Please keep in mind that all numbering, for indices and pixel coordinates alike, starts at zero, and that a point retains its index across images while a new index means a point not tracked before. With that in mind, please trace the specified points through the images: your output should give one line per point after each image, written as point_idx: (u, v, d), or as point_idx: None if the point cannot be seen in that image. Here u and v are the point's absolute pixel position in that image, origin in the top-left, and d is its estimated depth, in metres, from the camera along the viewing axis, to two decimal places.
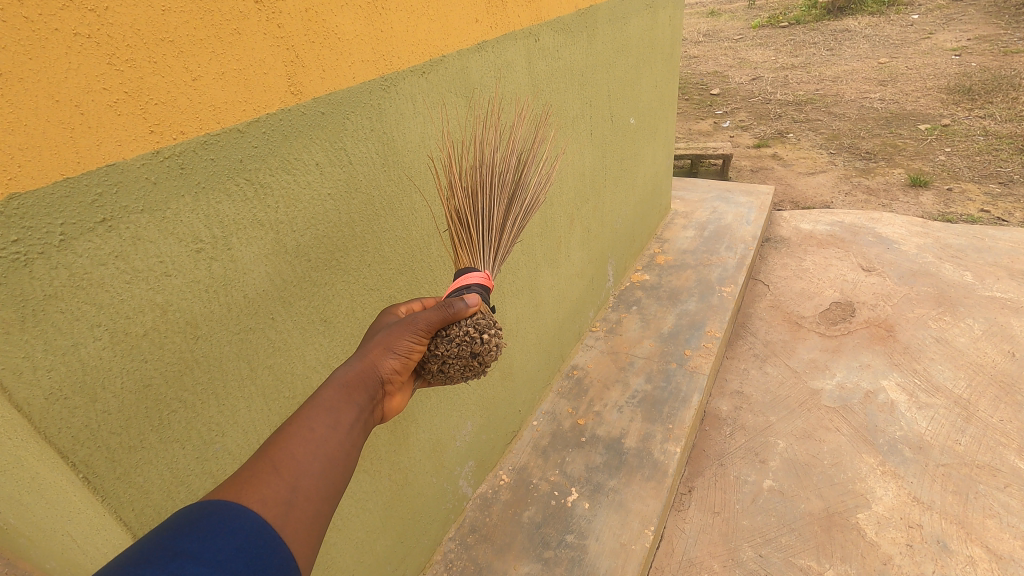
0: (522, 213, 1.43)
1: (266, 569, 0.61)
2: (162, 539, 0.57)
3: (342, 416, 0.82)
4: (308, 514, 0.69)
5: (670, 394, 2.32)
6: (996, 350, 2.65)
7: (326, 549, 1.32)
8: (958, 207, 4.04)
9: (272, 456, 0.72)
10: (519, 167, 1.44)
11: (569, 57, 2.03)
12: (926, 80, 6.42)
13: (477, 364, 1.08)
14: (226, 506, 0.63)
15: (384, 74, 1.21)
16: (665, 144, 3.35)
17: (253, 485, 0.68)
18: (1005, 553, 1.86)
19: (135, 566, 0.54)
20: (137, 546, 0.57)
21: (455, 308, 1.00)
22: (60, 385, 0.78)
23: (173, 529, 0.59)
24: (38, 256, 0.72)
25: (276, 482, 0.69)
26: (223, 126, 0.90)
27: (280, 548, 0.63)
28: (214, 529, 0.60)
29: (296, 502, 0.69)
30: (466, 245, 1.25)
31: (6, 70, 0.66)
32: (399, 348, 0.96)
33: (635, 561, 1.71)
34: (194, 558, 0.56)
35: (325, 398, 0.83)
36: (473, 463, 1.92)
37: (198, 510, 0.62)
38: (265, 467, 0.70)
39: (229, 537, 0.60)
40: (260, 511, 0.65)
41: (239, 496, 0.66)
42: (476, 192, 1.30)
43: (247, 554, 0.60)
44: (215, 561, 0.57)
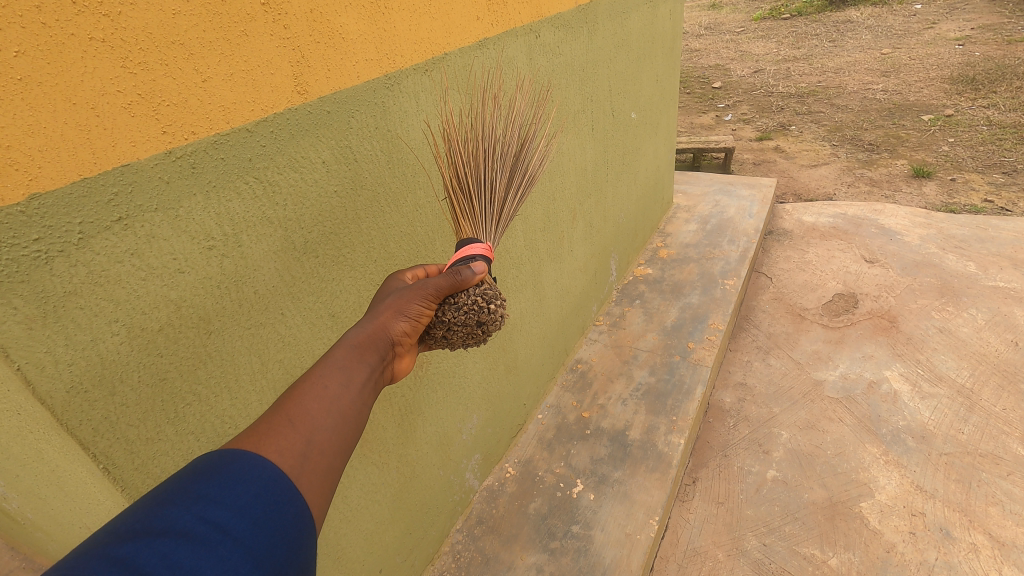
0: (522, 186, 1.45)
1: (282, 517, 0.62)
2: (185, 483, 0.60)
3: (354, 373, 0.84)
4: (322, 468, 0.71)
5: (674, 386, 2.34)
6: (999, 340, 2.65)
7: (336, 542, 1.35)
8: (961, 198, 4.04)
9: (287, 410, 0.74)
10: (521, 139, 1.45)
11: (570, 53, 2.05)
12: (929, 70, 6.41)
13: (480, 333, 1.10)
14: (245, 456, 0.65)
15: (387, 72, 1.23)
16: (665, 138, 3.33)
17: (269, 437, 0.69)
18: (1007, 540, 1.87)
19: (161, 506, 0.57)
20: (164, 488, 0.61)
21: (462, 276, 1.01)
22: (80, 378, 0.80)
23: (196, 474, 0.61)
24: (58, 254, 0.75)
25: (290, 434, 0.71)
26: (233, 126, 0.93)
27: (295, 499, 0.65)
28: (233, 477, 0.62)
29: (310, 456, 0.70)
30: (467, 214, 1.28)
31: (26, 75, 0.69)
32: (409, 311, 0.98)
33: (641, 550, 1.74)
34: (215, 502, 0.59)
35: (336, 357, 0.84)
36: (479, 456, 1.95)
37: (219, 458, 0.64)
38: (281, 420, 0.72)
39: (248, 485, 0.62)
40: (277, 462, 0.67)
41: (256, 446, 0.68)
42: (479, 162, 1.30)
43: (264, 502, 0.62)
44: (236, 506, 0.59)
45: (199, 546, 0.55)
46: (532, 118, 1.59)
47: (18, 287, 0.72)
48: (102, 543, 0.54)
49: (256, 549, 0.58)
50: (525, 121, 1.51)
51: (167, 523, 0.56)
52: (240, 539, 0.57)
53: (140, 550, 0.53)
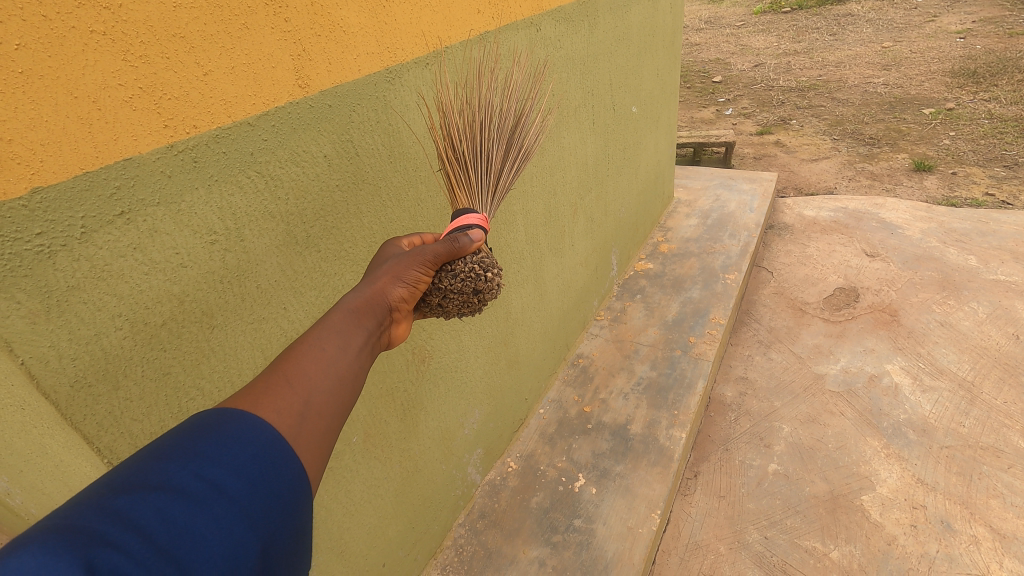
0: (518, 157, 1.41)
1: (280, 479, 0.61)
2: (181, 440, 0.59)
3: (351, 338, 0.81)
4: (320, 429, 0.70)
5: (675, 380, 2.35)
6: (1000, 333, 2.66)
7: (340, 535, 1.36)
8: (962, 191, 4.04)
9: (284, 370, 0.72)
10: (517, 115, 1.42)
11: (571, 46, 2.04)
12: (930, 63, 6.39)
13: (475, 302, 1.08)
14: (243, 416, 0.63)
15: (389, 66, 1.23)
16: (666, 132, 3.33)
17: (267, 396, 0.68)
18: (1008, 532, 1.88)
19: (156, 461, 0.56)
20: (159, 444, 0.59)
21: (461, 243, 1.00)
22: (84, 372, 0.80)
23: (192, 431, 0.60)
24: (61, 248, 0.75)
25: (289, 394, 0.69)
26: (234, 120, 0.92)
27: (292, 461, 0.63)
28: (230, 436, 0.61)
29: (308, 416, 0.69)
30: (463, 186, 1.24)
31: (28, 68, 0.69)
32: (407, 277, 0.94)
33: (643, 544, 1.74)
34: (212, 460, 0.58)
35: (334, 321, 0.81)
36: (481, 450, 1.95)
37: (216, 416, 0.63)
38: (278, 380, 0.70)
39: (245, 445, 0.61)
40: (276, 421, 0.65)
41: (255, 405, 0.66)
42: (475, 132, 1.27)
43: (262, 462, 0.61)
44: (232, 465, 0.58)
45: (195, 503, 0.54)
46: (528, 92, 1.54)
47: (22, 281, 0.72)
48: (93, 494, 0.52)
49: (252, 511, 0.57)
50: (521, 94, 1.48)
51: (162, 478, 0.55)
52: (236, 499, 0.57)
53: (136, 503, 0.51)
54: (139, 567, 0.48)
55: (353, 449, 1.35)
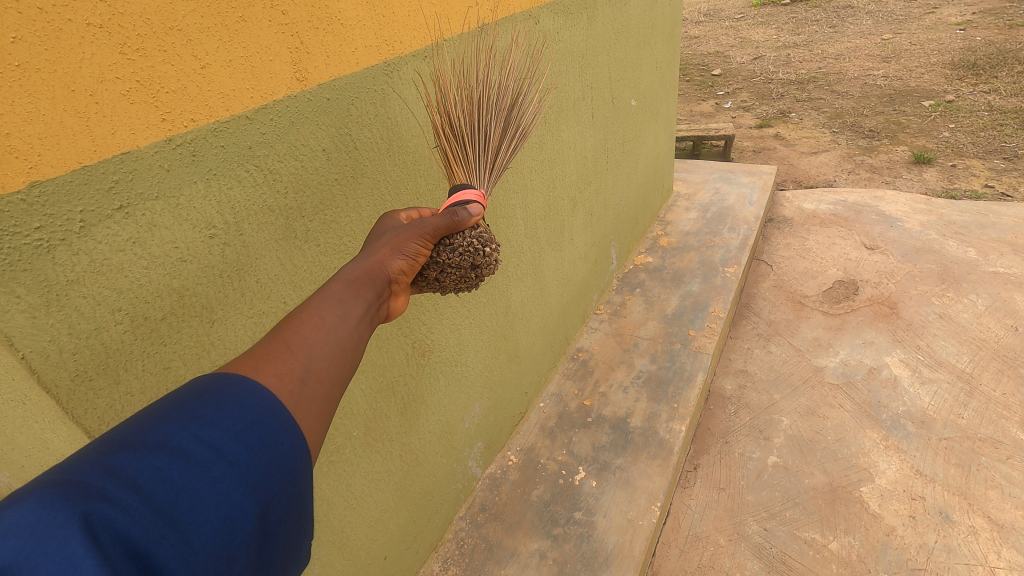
0: (517, 135, 1.40)
1: (279, 446, 0.60)
2: (181, 402, 0.58)
3: (351, 308, 0.79)
4: (322, 395, 0.68)
5: (675, 373, 2.35)
6: (999, 325, 2.66)
7: (342, 529, 1.37)
8: (962, 184, 4.03)
9: (285, 336, 0.70)
10: (516, 96, 1.40)
11: (571, 39, 2.04)
12: (930, 55, 6.38)
13: (472, 278, 1.08)
14: (244, 381, 0.62)
15: (387, 59, 1.22)
16: (665, 126, 3.32)
17: (267, 361, 0.67)
18: (1006, 523, 1.89)
19: (157, 421, 0.56)
20: (160, 406, 0.59)
21: (459, 217, 1.01)
22: (85, 366, 0.80)
23: (192, 394, 0.60)
24: (60, 242, 0.75)
25: (289, 359, 0.68)
26: (232, 113, 0.92)
27: (290, 427, 0.62)
28: (230, 401, 0.60)
29: (308, 382, 0.68)
30: (461, 162, 1.24)
31: (25, 62, 0.68)
32: (406, 249, 0.93)
33: (643, 536, 1.75)
34: (210, 423, 0.57)
35: (332, 290, 0.79)
36: (482, 444, 1.96)
37: (216, 381, 0.62)
38: (279, 346, 0.69)
39: (245, 410, 0.60)
40: (277, 386, 0.64)
41: (255, 369, 0.65)
42: (472, 109, 1.26)
43: (262, 428, 0.60)
44: (232, 430, 0.58)
45: (193, 464, 0.54)
46: (523, 73, 1.52)
47: (22, 276, 0.72)
48: (93, 451, 0.53)
49: (250, 475, 0.57)
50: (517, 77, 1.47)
51: (161, 439, 0.55)
52: (235, 463, 0.56)
53: (133, 461, 0.52)
54: (134, 525, 0.48)
55: (354, 443, 1.35)
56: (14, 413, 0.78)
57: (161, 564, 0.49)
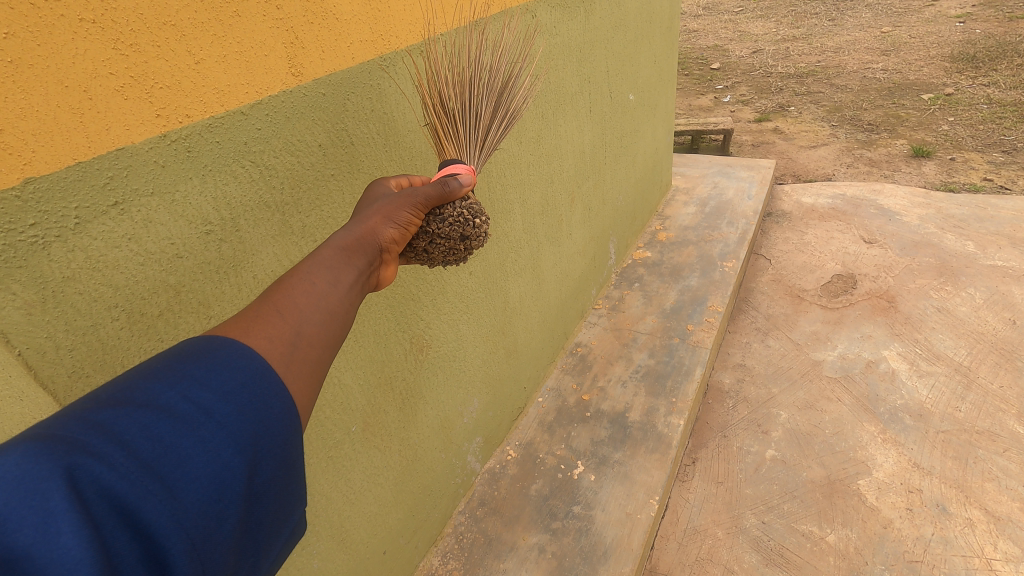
0: (509, 116, 1.39)
1: (269, 409, 0.61)
2: (171, 362, 0.59)
3: (342, 275, 0.79)
4: (313, 357, 0.69)
5: (673, 368, 2.36)
6: (997, 318, 2.67)
7: (341, 524, 1.37)
8: (961, 177, 4.03)
9: (275, 300, 0.70)
10: (506, 78, 1.39)
11: (568, 33, 2.03)
12: (929, 48, 6.36)
13: (461, 250, 1.07)
14: (233, 342, 0.62)
15: (384, 54, 1.22)
16: (665, 121, 3.33)
17: (257, 325, 0.67)
18: (1003, 515, 1.90)
19: (145, 379, 0.57)
20: (148, 366, 0.60)
21: (450, 187, 1.01)
22: (82, 363, 0.80)
23: (181, 355, 0.60)
24: (55, 239, 0.75)
25: (280, 323, 0.68)
26: (227, 109, 0.92)
27: (280, 391, 0.62)
28: (219, 362, 0.60)
29: (300, 346, 0.68)
30: (451, 136, 1.22)
31: (16, 56, 0.68)
32: (397, 218, 0.93)
33: (641, 530, 1.76)
34: (199, 383, 0.58)
35: (323, 257, 0.79)
36: (481, 439, 1.97)
37: (206, 343, 0.62)
38: (269, 309, 0.69)
39: (235, 372, 0.60)
40: (267, 348, 0.65)
41: (245, 333, 0.65)
42: (463, 86, 1.25)
43: (251, 390, 0.60)
44: (221, 391, 0.58)
45: (182, 424, 0.55)
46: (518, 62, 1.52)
47: (17, 273, 0.72)
48: (80, 407, 0.53)
49: (240, 435, 0.57)
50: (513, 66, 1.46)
51: (149, 398, 0.55)
52: (224, 423, 0.57)
53: (121, 418, 0.52)
54: (121, 480, 0.48)
55: (352, 438, 1.35)
56: (13, 411, 0.75)
57: (150, 520, 0.49)
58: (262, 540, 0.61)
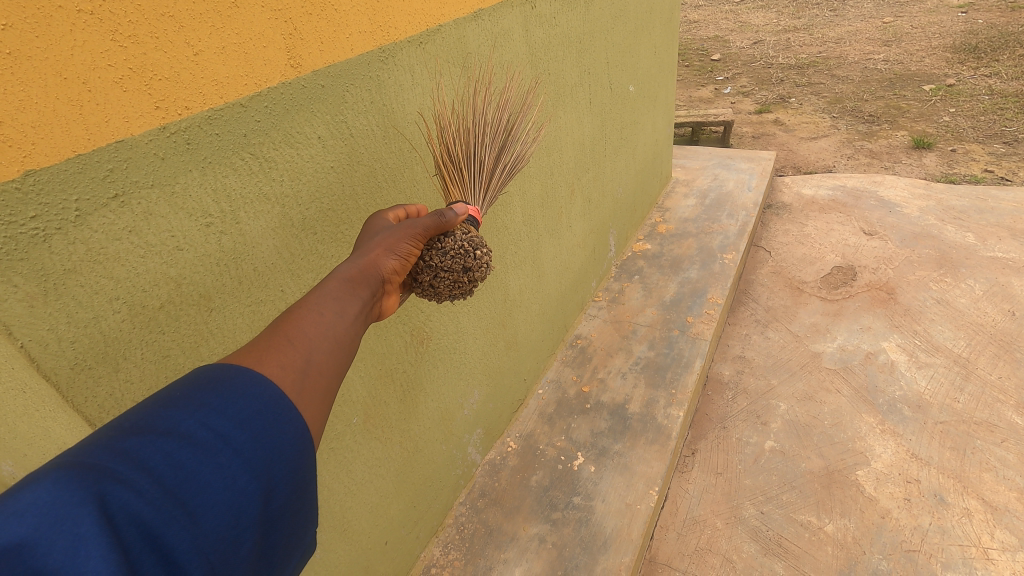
0: (512, 165, 1.46)
1: (283, 436, 0.61)
2: (190, 390, 0.59)
3: (348, 305, 0.79)
4: (323, 386, 0.69)
5: (673, 360, 2.37)
6: (996, 310, 2.67)
7: (342, 515, 1.38)
8: (961, 168, 4.02)
9: (285, 330, 0.71)
10: (509, 125, 1.47)
11: (568, 24, 2.02)
12: (931, 38, 6.33)
13: (465, 283, 1.07)
14: (248, 370, 0.62)
15: (382, 44, 1.22)
16: (665, 111, 3.31)
17: (269, 354, 0.67)
18: (1000, 504, 1.91)
19: (167, 406, 0.57)
20: (169, 392, 0.59)
21: (446, 218, 1.03)
22: (84, 355, 0.81)
23: (201, 381, 0.60)
24: (56, 231, 0.75)
25: (291, 351, 0.68)
26: (226, 101, 0.91)
27: (293, 419, 0.62)
28: (235, 390, 0.60)
29: (310, 374, 0.68)
30: (458, 187, 1.29)
31: (15, 48, 0.68)
32: (399, 250, 0.94)
33: (641, 520, 1.77)
34: (217, 411, 0.58)
35: (329, 288, 0.80)
36: (481, 430, 1.97)
37: (223, 369, 0.62)
38: (280, 339, 0.69)
39: (250, 400, 0.60)
40: (278, 376, 0.65)
41: (258, 361, 0.66)
42: (469, 139, 1.32)
43: (266, 417, 0.60)
44: (237, 418, 0.58)
45: (201, 451, 0.55)
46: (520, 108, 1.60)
47: (18, 265, 0.72)
48: (104, 436, 0.53)
49: (256, 462, 0.58)
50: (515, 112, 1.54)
51: (170, 424, 0.55)
52: (241, 451, 0.57)
53: (144, 446, 0.53)
54: (148, 507, 0.49)
55: (354, 429, 1.36)
56: (13, 403, 0.77)
57: (173, 545, 0.50)
58: (277, 562, 0.62)
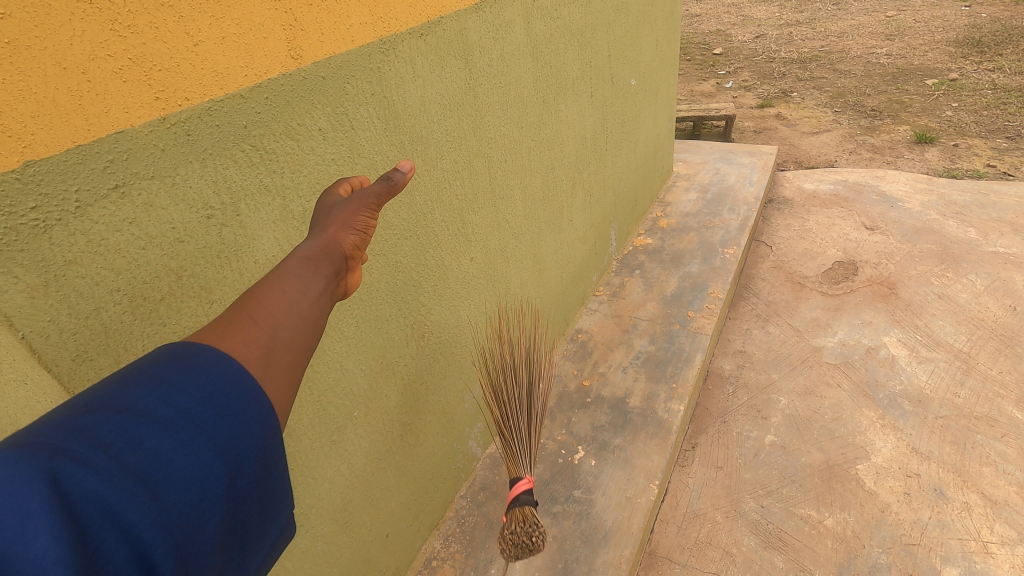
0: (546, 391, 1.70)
1: (246, 412, 0.59)
2: (151, 368, 0.58)
3: (310, 282, 0.74)
4: (289, 362, 0.66)
5: (673, 354, 2.37)
6: (997, 305, 2.67)
7: (344, 507, 1.38)
8: (964, 163, 4.01)
9: (248, 308, 0.68)
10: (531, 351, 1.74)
11: (569, 17, 2.01)
12: (935, 32, 6.30)
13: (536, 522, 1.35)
14: (207, 349, 0.61)
15: (383, 36, 1.21)
16: (666, 106, 3.30)
17: (232, 331, 0.65)
18: (1000, 498, 1.92)
19: (127, 385, 0.56)
20: (129, 371, 0.59)
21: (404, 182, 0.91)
22: (85, 347, 0.81)
23: (162, 360, 0.59)
24: (56, 222, 0.75)
25: (254, 328, 0.66)
26: (226, 92, 0.91)
27: (255, 394, 0.60)
28: (195, 368, 0.59)
29: (275, 349, 0.65)
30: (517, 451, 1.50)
31: (14, 38, 0.67)
32: (357, 222, 0.83)
33: (641, 513, 1.78)
34: (177, 388, 0.57)
35: (288, 267, 0.74)
36: (482, 424, 1.98)
37: (183, 349, 0.61)
38: (243, 317, 0.67)
39: (211, 378, 0.59)
40: (241, 353, 0.63)
41: (220, 340, 0.64)
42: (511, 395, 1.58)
43: (230, 394, 0.59)
44: (198, 395, 0.57)
45: (162, 428, 0.54)
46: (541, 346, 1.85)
47: (19, 256, 0.72)
48: (62, 414, 0.53)
49: (219, 439, 0.57)
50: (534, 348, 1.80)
51: (128, 402, 0.54)
52: (204, 428, 0.56)
53: (102, 423, 0.52)
54: (104, 483, 0.48)
55: (355, 423, 1.36)
56: (14, 396, 0.76)
57: (133, 522, 0.48)
58: (249, 539, 0.61)
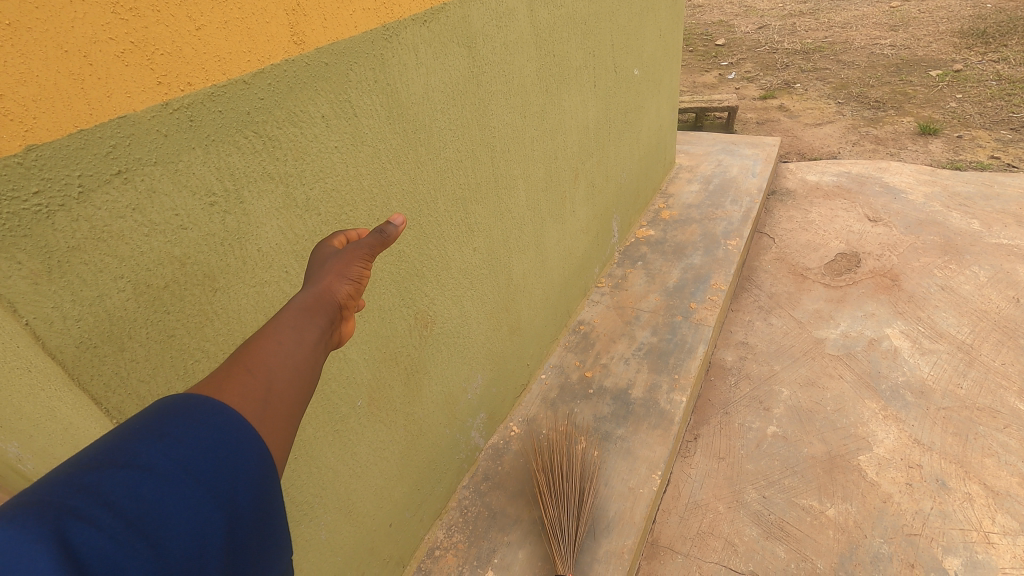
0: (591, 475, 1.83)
1: (247, 465, 0.56)
2: (150, 420, 0.53)
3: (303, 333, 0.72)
4: (286, 415, 0.63)
5: (676, 345, 2.36)
6: (1000, 296, 2.66)
7: (347, 496, 1.39)
8: (967, 154, 3.99)
9: (243, 360, 0.65)
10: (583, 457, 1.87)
11: (573, 5, 1.99)
12: (939, 23, 6.25)
13: None
14: (206, 398, 0.57)
15: (386, 22, 1.19)
16: (670, 96, 3.28)
17: (229, 383, 0.61)
18: (1002, 489, 1.92)
19: (127, 437, 0.51)
20: (125, 423, 0.53)
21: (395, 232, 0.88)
22: (89, 333, 0.80)
23: (162, 411, 0.54)
24: (59, 207, 0.74)
25: (250, 380, 0.63)
26: (229, 77, 0.90)
27: (255, 446, 0.57)
28: (195, 418, 0.55)
29: (272, 400, 0.62)
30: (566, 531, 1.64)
31: (14, 19, 0.66)
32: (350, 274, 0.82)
33: (644, 503, 1.78)
34: (179, 440, 0.52)
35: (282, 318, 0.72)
36: (484, 414, 1.97)
37: (184, 399, 0.56)
38: (239, 367, 0.64)
39: (212, 429, 0.55)
40: (239, 405, 0.59)
41: (217, 390, 0.60)
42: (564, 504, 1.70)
43: (232, 448, 0.55)
44: (201, 448, 0.53)
45: (166, 482, 0.49)
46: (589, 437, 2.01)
47: (22, 241, 0.71)
48: (61, 471, 0.47)
49: (221, 490, 0.53)
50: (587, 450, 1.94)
51: (130, 455, 0.49)
52: (206, 481, 0.52)
53: (107, 478, 0.47)
54: (109, 544, 0.44)
55: (358, 412, 1.36)
56: (20, 381, 0.79)
57: None
58: None
